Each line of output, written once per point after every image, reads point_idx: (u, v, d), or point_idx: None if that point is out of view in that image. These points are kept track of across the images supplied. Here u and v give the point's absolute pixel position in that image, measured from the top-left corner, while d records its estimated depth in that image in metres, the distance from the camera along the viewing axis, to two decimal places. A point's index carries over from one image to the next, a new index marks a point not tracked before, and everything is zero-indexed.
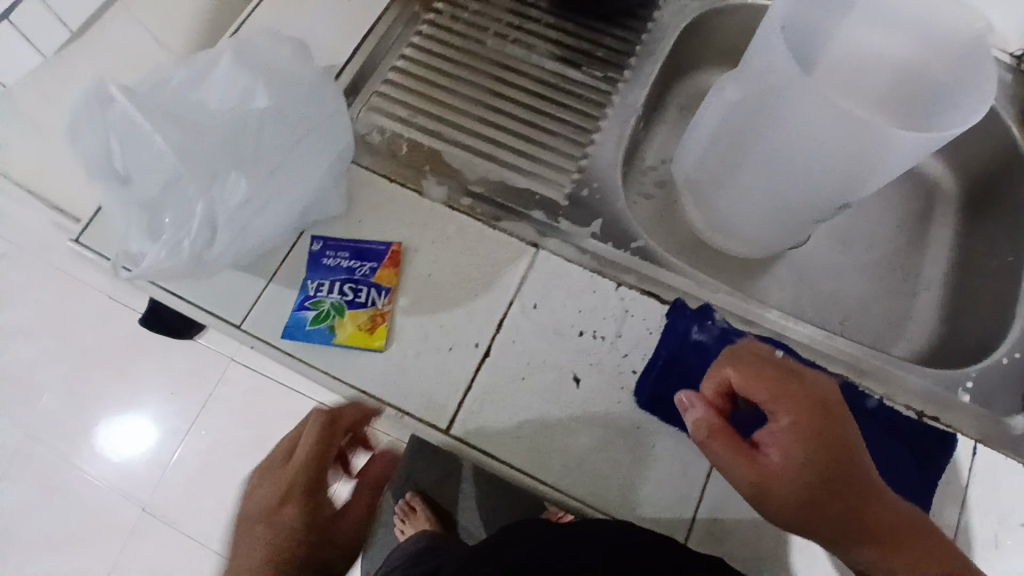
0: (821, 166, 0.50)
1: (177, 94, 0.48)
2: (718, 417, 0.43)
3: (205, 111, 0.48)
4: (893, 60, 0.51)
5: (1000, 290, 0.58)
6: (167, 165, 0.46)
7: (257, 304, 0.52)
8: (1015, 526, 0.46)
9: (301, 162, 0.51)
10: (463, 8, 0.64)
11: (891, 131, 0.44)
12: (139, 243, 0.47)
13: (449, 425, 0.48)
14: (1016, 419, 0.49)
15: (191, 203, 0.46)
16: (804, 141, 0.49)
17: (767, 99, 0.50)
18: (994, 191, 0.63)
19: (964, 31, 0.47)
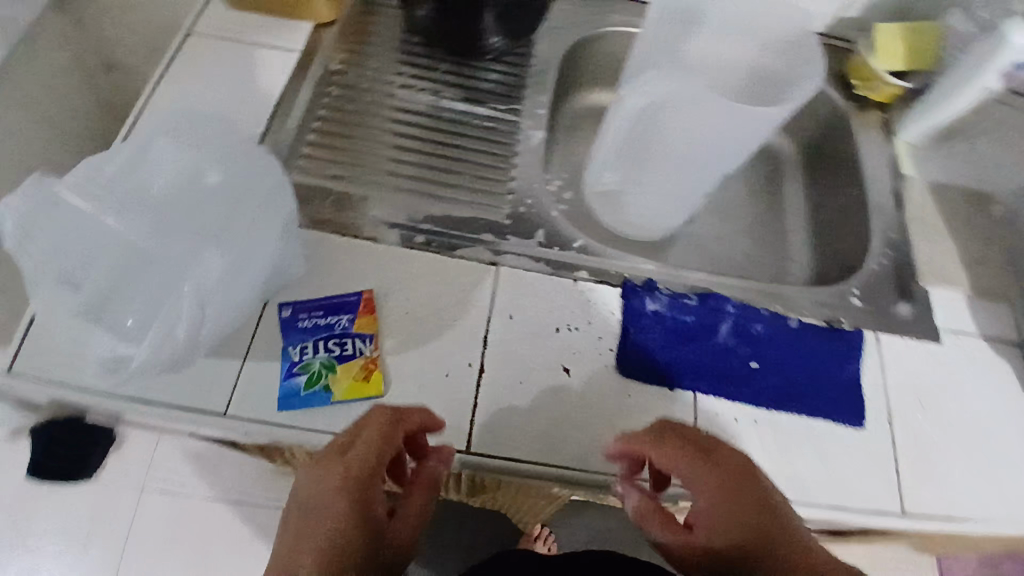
0: (713, 148, 0.61)
1: (122, 186, 0.48)
2: (651, 500, 0.49)
3: (158, 199, 0.48)
4: (741, 58, 0.65)
5: (852, 218, 0.72)
6: (138, 253, 0.46)
7: (239, 385, 0.50)
8: (920, 391, 0.58)
9: (258, 228, 0.50)
10: (363, 68, 0.68)
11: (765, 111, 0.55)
12: (117, 341, 0.46)
13: (468, 444, 0.50)
14: (896, 310, 0.62)
15: (171, 288, 0.46)
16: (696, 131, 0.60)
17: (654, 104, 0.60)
18: (824, 146, 0.79)
19: (790, 27, 0.60)
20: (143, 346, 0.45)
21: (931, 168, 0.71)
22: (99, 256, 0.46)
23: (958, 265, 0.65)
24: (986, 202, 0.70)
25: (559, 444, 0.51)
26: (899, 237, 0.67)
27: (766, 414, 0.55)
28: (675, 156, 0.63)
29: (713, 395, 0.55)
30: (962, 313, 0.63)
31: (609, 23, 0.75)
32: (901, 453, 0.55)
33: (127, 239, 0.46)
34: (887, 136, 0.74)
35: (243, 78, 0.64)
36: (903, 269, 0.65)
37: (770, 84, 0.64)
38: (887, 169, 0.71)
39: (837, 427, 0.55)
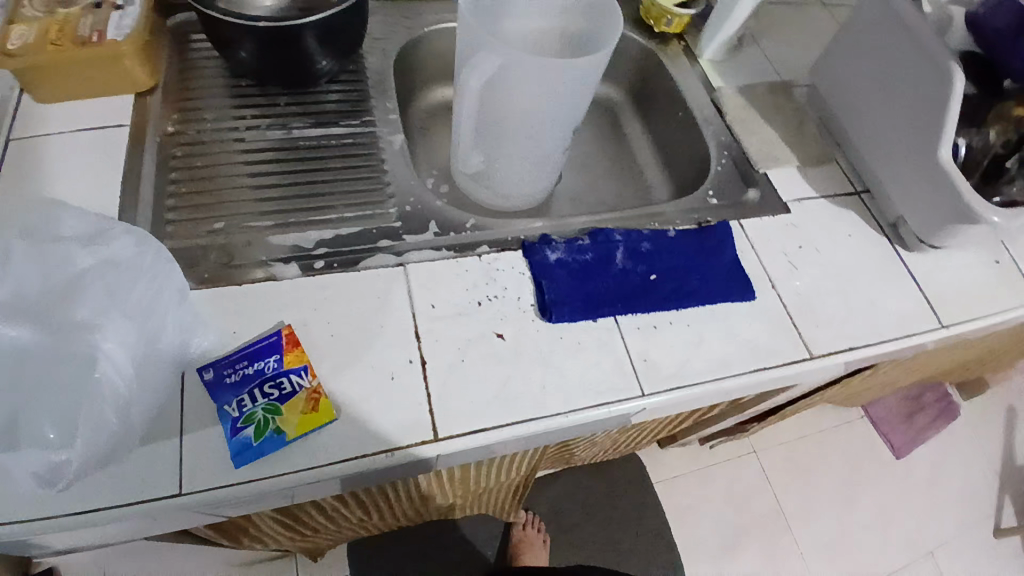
0: (555, 105, 0.66)
1: None
2: None
3: (35, 304, 0.46)
4: (550, 22, 0.71)
5: (687, 136, 0.82)
6: (32, 362, 0.44)
7: (184, 461, 0.48)
8: (787, 254, 0.68)
9: (154, 304, 0.50)
10: (201, 121, 0.67)
11: (588, 60, 0.61)
12: (38, 458, 0.43)
13: (434, 431, 0.52)
14: (748, 197, 0.72)
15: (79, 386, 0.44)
16: (536, 94, 0.65)
17: (493, 81, 0.65)
18: (644, 84, 0.89)
19: None
20: (78, 449, 0.44)
21: (735, 76, 0.83)
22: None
23: (781, 146, 0.77)
24: (784, 91, 0.82)
25: (517, 401, 0.54)
26: (728, 139, 0.77)
27: (678, 314, 0.62)
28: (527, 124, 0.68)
29: (630, 312, 0.61)
30: (798, 184, 0.74)
31: (426, 24, 0.80)
32: (793, 308, 0.64)
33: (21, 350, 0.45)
34: (692, 60, 0.84)
35: (78, 165, 0.60)
36: (741, 163, 0.75)
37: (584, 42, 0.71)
38: (702, 87, 0.82)
39: (737, 305, 0.63)
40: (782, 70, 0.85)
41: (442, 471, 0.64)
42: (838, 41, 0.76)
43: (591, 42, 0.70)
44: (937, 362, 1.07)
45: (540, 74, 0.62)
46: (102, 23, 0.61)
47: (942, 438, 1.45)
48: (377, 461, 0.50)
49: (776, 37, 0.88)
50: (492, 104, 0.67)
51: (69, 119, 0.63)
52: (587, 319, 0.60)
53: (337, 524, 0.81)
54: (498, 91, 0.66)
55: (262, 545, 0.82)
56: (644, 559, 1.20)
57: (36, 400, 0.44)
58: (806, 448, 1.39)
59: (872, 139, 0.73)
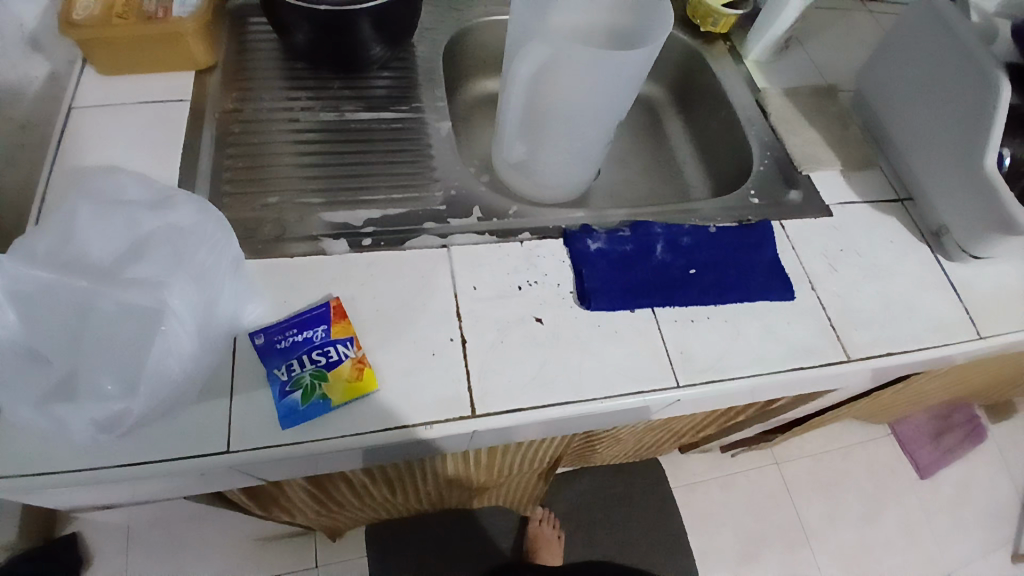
0: (601, 96, 0.67)
1: (55, 257, 0.47)
2: None
3: (98, 261, 0.48)
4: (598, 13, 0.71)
5: (728, 136, 0.82)
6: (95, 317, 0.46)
7: (233, 421, 0.50)
8: (826, 255, 0.68)
9: (209, 267, 0.51)
10: (257, 100, 0.69)
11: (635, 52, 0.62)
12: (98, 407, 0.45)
13: (472, 408, 0.53)
14: (789, 198, 0.72)
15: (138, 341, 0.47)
16: (583, 84, 0.66)
17: (541, 72, 0.66)
18: (687, 83, 0.90)
19: None
20: (136, 401, 0.46)
21: (779, 78, 0.83)
22: (66, 323, 0.46)
23: (824, 150, 0.77)
24: (829, 94, 0.82)
25: (553, 383, 0.55)
26: (771, 140, 0.78)
27: (715, 309, 0.62)
28: (570, 114, 0.69)
29: (668, 305, 0.61)
30: (839, 188, 0.74)
31: (476, 15, 0.81)
32: (831, 310, 0.64)
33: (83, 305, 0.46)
34: (737, 60, 0.84)
35: (141, 136, 0.63)
36: (782, 164, 0.76)
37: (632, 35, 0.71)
38: (745, 87, 0.82)
39: (775, 303, 0.63)
40: (827, 74, 0.84)
41: (472, 453, 0.66)
42: (887, 45, 0.75)
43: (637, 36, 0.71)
44: (971, 379, 1.05)
45: (589, 65, 0.63)
46: (168, 1, 0.64)
47: (969, 460, 1.43)
48: (415, 433, 0.52)
49: (822, 41, 0.87)
50: (540, 95, 0.68)
51: (132, 92, 0.66)
52: (625, 308, 0.60)
53: (364, 501, 0.82)
54: (545, 81, 0.67)
55: (291, 516, 0.83)
56: (660, 561, 1.20)
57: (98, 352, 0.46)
58: (829, 461, 1.37)
59: (917, 146, 0.72)
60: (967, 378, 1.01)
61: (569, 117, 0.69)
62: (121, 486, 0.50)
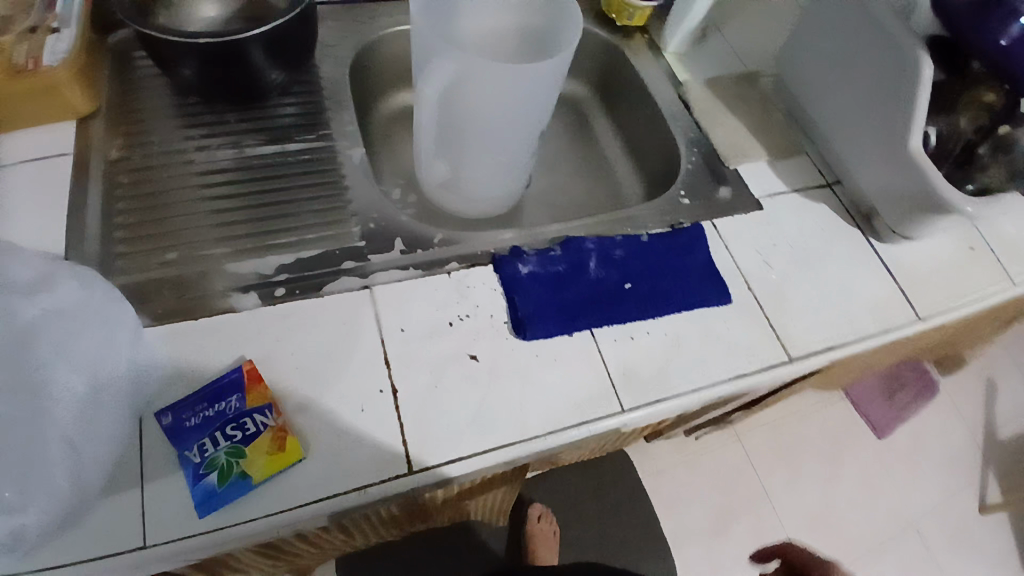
0: (518, 109, 0.64)
1: None
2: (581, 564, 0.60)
3: None
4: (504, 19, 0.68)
5: (656, 133, 0.81)
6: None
7: (148, 509, 0.46)
8: (762, 252, 0.67)
9: (110, 352, 0.47)
10: (147, 144, 0.63)
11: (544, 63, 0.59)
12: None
13: (409, 463, 0.50)
14: (720, 193, 0.71)
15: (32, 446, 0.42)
16: (496, 100, 0.62)
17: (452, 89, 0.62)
18: (610, 78, 0.87)
19: None
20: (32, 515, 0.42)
21: (700, 69, 0.81)
22: None
23: (750, 140, 0.76)
24: (751, 81, 0.80)
25: (492, 423, 0.53)
26: (698, 134, 0.76)
27: (655, 322, 0.60)
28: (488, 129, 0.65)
29: (606, 324, 0.59)
30: (768, 179, 0.73)
31: (380, 27, 0.76)
32: (771, 308, 0.63)
33: None
34: (657, 53, 0.82)
35: (16, 198, 0.57)
36: (711, 160, 0.74)
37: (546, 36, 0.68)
38: (667, 81, 0.80)
39: (715, 309, 0.62)
40: (747, 59, 0.83)
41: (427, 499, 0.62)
42: (804, 27, 0.74)
43: (547, 43, 0.68)
44: (914, 342, 1.08)
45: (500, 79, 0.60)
46: (37, 49, 0.57)
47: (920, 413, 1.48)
48: (350, 497, 0.49)
49: (739, 26, 0.86)
50: (454, 112, 0.65)
51: (3, 149, 0.59)
52: (563, 333, 0.58)
53: (322, 544, 0.77)
54: (457, 98, 0.63)
55: (245, 572, 0.78)
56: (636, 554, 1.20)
57: None
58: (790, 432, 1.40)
59: (841, 130, 0.72)
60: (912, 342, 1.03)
61: (489, 133, 0.66)
62: None
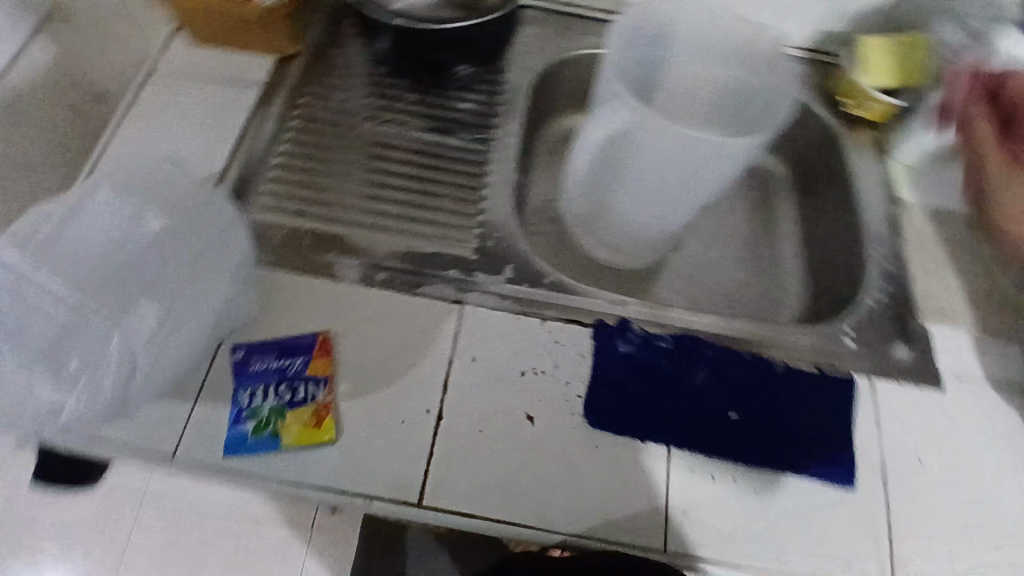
0: (686, 179, 0.58)
1: (66, 239, 0.51)
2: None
3: (99, 253, 0.51)
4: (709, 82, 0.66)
5: (846, 246, 0.68)
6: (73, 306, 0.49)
7: (189, 428, 0.47)
8: (916, 441, 0.54)
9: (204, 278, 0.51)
10: (331, 99, 0.67)
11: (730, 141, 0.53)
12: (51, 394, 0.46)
13: (420, 496, 0.48)
14: (895, 350, 0.58)
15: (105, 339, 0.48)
16: (665, 162, 0.57)
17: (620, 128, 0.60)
18: (814, 168, 0.76)
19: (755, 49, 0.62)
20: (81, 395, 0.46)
21: (928, 194, 0.68)
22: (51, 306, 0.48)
23: (956, 298, 0.61)
24: None
25: (520, 496, 0.48)
26: (895, 268, 0.63)
27: (745, 468, 0.51)
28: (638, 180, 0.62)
29: (687, 446, 0.51)
30: (966, 353, 0.58)
31: (582, 46, 0.74)
32: (900, 513, 0.50)
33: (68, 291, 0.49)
34: (881, 159, 0.70)
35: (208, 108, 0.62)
36: (899, 304, 0.61)
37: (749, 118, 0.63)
38: (879, 195, 0.68)
39: (825, 485, 0.51)
40: None
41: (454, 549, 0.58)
42: None
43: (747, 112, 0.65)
44: None
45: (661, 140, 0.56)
46: None
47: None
48: (353, 504, 0.47)
49: None
50: (614, 154, 0.62)
51: (218, 64, 0.66)
52: (634, 436, 0.51)
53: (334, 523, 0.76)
54: (626, 146, 0.60)
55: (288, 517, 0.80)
56: None
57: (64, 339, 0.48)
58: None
59: None
60: None
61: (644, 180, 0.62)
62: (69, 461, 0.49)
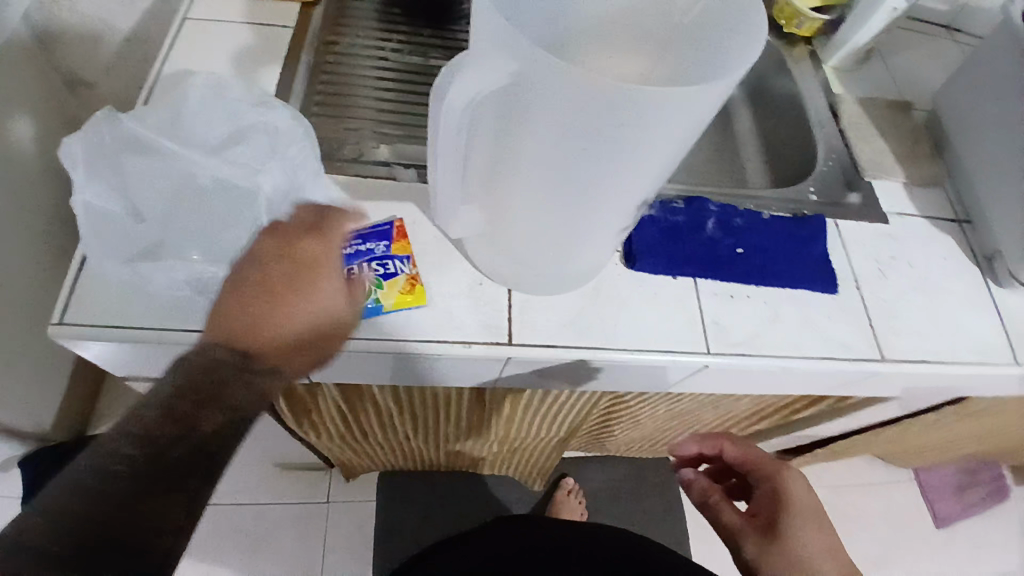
0: (659, 161, 0.45)
1: (172, 127, 0.50)
2: (464, 458, 1.11)
3: (206, 137, 0.51)
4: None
5: (791, 137, 0.83)
6: (196, 183, 0.48)
7: None
8: (878, 260, 0.68)
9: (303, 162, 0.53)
10: (355, 38, 0.74)
11: (620, 112, 0.39)
12: (190, 264, 0.49)
13: (510, 335, 0.56)
14: (851, 199, 0.73)
15: (227, 220, 0.49)
16: (534, 166, 0.45)
17: (488, 161, 0.47)
18: (759, 81, 0.90)
19: None
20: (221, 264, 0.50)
21: (856, 88, 0.82)
22: (171, 190, 0.48)
23: (892, 160, 0.76)
24: (903, 109, 0.81)
25: (591, 327, 0.58)
26: (840, 143, 0.77)
27: (757, 291, 0.64)
28: (574, 142, 0.42)
29: (710, 277, 0.63)
30: (900, 199, 0.74)
31: None
32: (873, 310, 0.65)
33: (183, 163, 0.48)
34: (816, 64, 0.84)
35: (235, 49, 0.67)
36: (848, 168, 0.75)
37: None
38: (822, 91, 0.81)
39: (819, 292, 0.64)
40: (902, 90, 0.83)
41: (512, 400, 0.75)
42: (968, 71, 0.75)
43: None
44: (1006, 433, 1.05)
45: (526, 126, 0.43)
46: None
47: (973, 517, 1.34)
48: (455, 350, 0.55)
49: (903, 56, 0.87)
50: (512, 122, 0.43)
51: (243, 13, 0.70)
52: (667, 275, 0.63)
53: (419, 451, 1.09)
54: (516, 146, 0.45)
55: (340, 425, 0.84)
56: (663, 534, 1.25)
57: (193, 220, 0.49)
58: None
59: (985, 175, 0.72)
60: (1003, 425, 0.99)
61: (620, 125, 0.40)
62: None
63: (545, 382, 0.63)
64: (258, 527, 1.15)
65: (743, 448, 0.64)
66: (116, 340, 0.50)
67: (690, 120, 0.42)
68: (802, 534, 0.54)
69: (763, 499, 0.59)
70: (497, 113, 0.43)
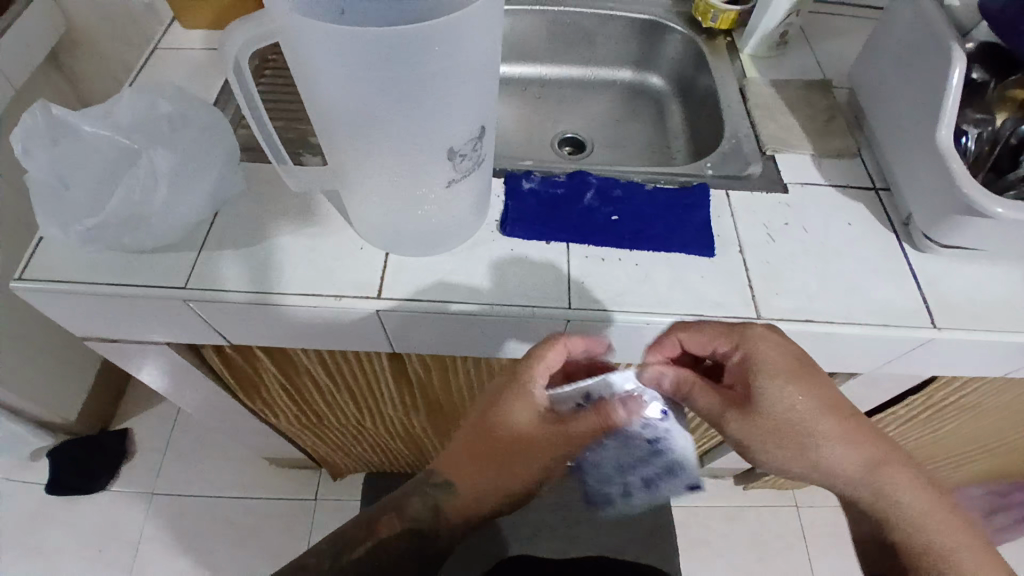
0: (454, 103, 0.50)
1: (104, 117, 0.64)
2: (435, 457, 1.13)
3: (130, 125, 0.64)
4: None
5: (709, 125, 0.86)
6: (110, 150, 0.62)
7: (215, 255, 0.63)
8: (768, 226, 0.69)
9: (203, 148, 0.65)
10: None
11: (386, 56, 0.45)
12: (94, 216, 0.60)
13: (379, 290, 0.62)
14: (750, 171, 0.74)
15: (126, 180, 0.61)
16: (347, 123, 0.51)
17: (315, 114, 0.53)
18: (686, 77, 0.93)
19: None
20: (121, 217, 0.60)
21: (772, 71, 0.84)
22: (87, 159, 0.62)
23: (799, 135, 0.77)
24: (820, 89, 0.82)
25: (457, 286, 0.63)
26: (747, 123, 0.78)
27: (629, 254, 0.66)
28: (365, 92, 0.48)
29: (581, 242, 0.66)
30: (806, 170, 0.74)
31: None
32: (754, 271, 0.65)
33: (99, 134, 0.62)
34: (734, 54, 0.86)
35: (188, 71, 0.80)
36: (751, 144, 0.76)
37: (591, 44, 0.96)
38: (735, 78, 0.83)
39: (694, 255, 0.66)
40: (824, 71, 0.84)
41: (432, 374, 0.80)
42: (875, 42, 0.75)
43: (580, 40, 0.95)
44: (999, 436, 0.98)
45: (326, 85, 0.48)
46: None
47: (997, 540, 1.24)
48: (330, 302, 0.61)
49: (825, 39, 0.87)
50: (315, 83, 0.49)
51: (201, 43, 0.84)
52: (538, 239, 0.66)
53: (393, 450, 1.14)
54: (325, 105, 0.50)
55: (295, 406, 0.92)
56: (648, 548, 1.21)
57: (100, 179, 0.61)
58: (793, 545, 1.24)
59: (895, 139, 0.70)
60: (984, 423, 0.92)
61: (393, 66, 0.46)
62: (118, 306, 0.63)
63: (431, 342, 0.67)
64: (253, 521, 1.23)
65: (704, 330, 0.57)
66: (39, 284, 0.61)
67: (451, 45, 0.45)
68: (787, 394, 0.55)
69: (735, 371, 0.58)
70: (303, 75, 0.49)
